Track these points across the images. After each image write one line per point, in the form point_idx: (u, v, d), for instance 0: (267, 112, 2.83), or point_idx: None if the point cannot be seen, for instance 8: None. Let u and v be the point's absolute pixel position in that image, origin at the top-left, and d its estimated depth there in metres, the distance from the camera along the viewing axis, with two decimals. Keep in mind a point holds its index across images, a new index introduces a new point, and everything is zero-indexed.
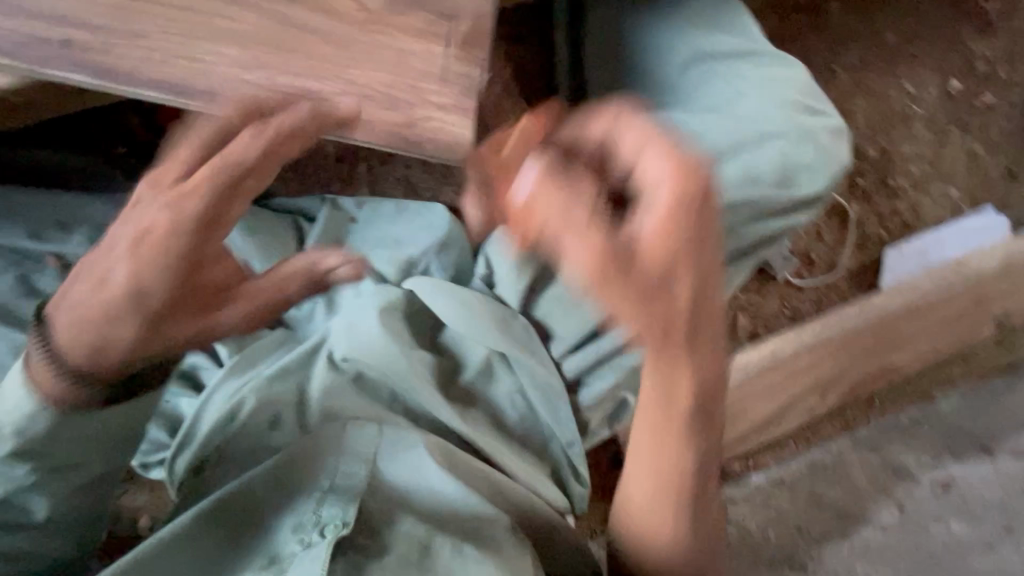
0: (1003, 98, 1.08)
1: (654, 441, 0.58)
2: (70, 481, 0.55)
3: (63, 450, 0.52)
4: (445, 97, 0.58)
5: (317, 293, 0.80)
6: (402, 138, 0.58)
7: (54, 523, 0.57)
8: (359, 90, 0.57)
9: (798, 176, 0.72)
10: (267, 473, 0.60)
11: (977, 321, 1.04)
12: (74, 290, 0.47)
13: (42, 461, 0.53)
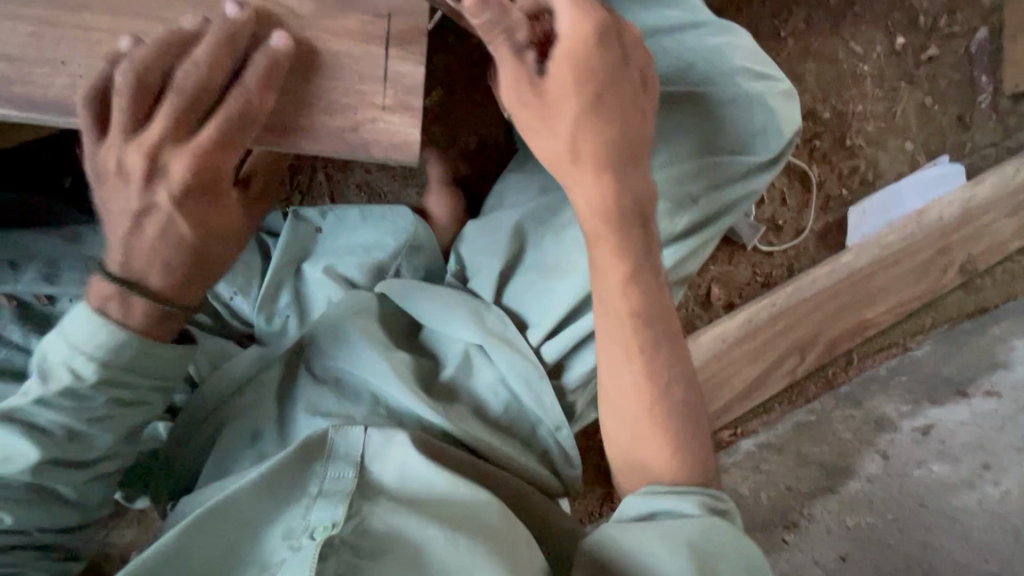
0: (946, 50, 1.10)
1: (619, 344, 0.61)
2: (135, 417, 0.61)
3: (134, 383, 0.59)
4: (383, 98, 0.58)
5: (289, 305, 0.79)
6: (346, 143, 0.58)
7: (103, 464, 0.62)
8: (301, 99, 0.57)
9: (750, 140, 0.74)
10: (253, 484, 0.57)
11: (943, 267, 1.08)
12: (139, 237, 0.57)
13: (112, 395, 0.58)
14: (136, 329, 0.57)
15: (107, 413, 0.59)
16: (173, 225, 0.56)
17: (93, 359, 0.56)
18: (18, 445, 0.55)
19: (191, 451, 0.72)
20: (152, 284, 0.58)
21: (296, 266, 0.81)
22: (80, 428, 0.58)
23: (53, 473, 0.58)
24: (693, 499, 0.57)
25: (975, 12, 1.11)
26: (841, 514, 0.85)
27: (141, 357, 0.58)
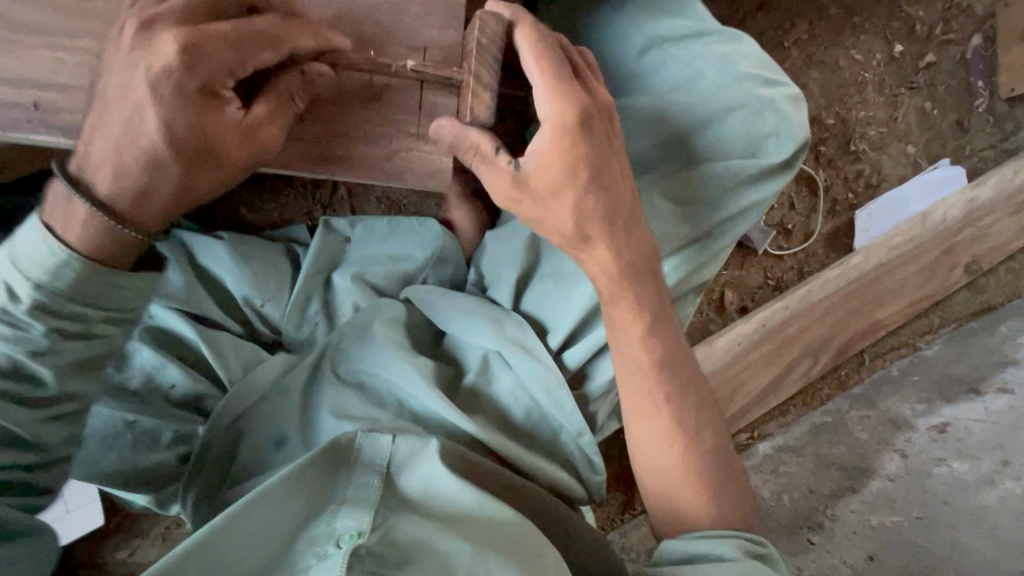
0: (942, 58, 1.13)
1: (637, 394, 0.62)
2: (92, 351, 0.53)
3: (84, 312, 0.51)
4: (418, 127, 0.61)
5: (319, 314, 0.80)
6: (380, 170, 0.61)
7: (58, 407, 0.53)
8: (341, 129, 0.60)
9: (762, 144, 0.74)
10: (282, 483, 0.56)
11: (949, 268, 1.10)
12: (116, 132, 0.50)
13: (55, 320, 0.50)
14: (83, 253, 0.50)
15: (47, 346, 0.50)
16: (166, 121, 0.49)
17: (33, 281, 0.49)
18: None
19: (218, 457, 0.72)
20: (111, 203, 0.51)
21: (324, 276, 0.81)
22: (18, 359, 0.50)
23: (3, 408, 0.50)
24: (732, 543, 0.58)
25: (969, 20, 1.14)
26: (864, 514, 0.86)
27: (93, 287, 0.51)
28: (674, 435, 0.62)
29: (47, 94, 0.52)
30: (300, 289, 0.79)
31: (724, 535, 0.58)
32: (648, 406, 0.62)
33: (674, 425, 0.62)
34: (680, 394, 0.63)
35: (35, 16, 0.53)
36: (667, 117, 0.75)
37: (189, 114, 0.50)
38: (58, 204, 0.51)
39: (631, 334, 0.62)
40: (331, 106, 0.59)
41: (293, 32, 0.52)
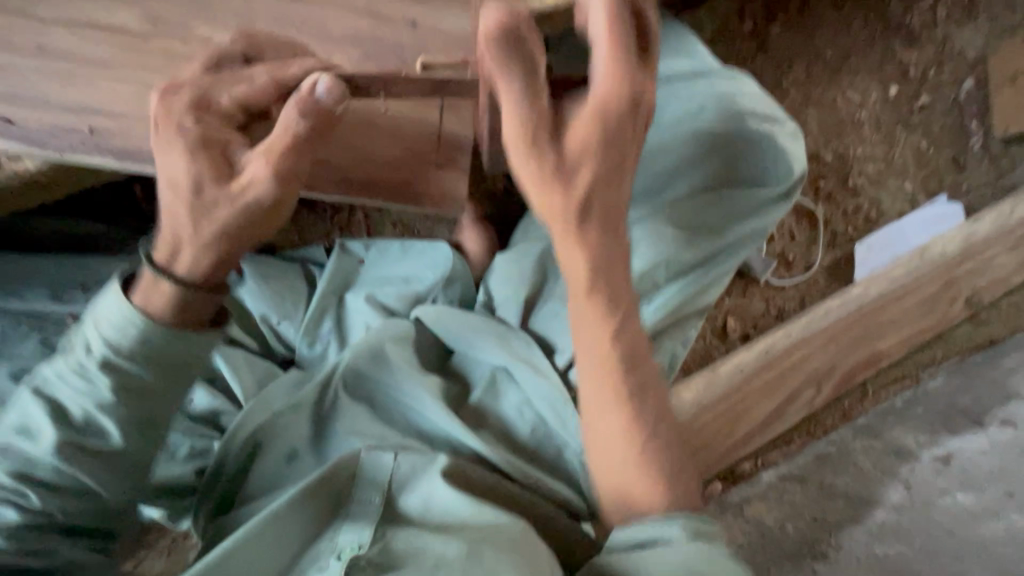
0: (937, 98, 1.16)
1: (597, 382, 0.62)
2: (151, 409, 0.56)
3: (148, 372, 0.54)
4: (438, 157, 0.65)
5: (330, 332, 0.82)
6: (398, 195, 0.64)
7: (119, 458, 0.56)
8: (365, 157, 0.64)
9: (761, 175, 0.78)
10: (288, 502, 0.60)
11: (950, 301, 1.11)
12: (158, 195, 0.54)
13: (124, 378, 0.54)
14: (157, 317, 0.53)
15: (114, 400, 0.54)
16: (173, 171, 0.52)
17: (109, 342, 0.53)
18: (43, 421, 0.54)
19: (231, 475, 0.72)
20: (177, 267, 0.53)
21: (339, 295, 0.85)
22: (91, 411, 0.54)
23: (77, 458, 0.54)
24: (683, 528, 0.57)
25: (962, 63, 1.16)
26: (870, 544, 0.87)
27: (161, 347, 0.54)
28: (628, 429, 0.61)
29: (91, 119, 0.57)
30: (315, 306, 0.82)
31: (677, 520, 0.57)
32: (606, 398, 0.61)
33: (632, 424, 0.61)
34: (636, 381, 0.62)
35: (85, 49, 0.57)
36: (670, 151, 0.79)
37: (177, 153, 0.52)
38: (145, 277, 0.54)
39: (598, 333, 0.61)
40: (359, 137, 0.63)
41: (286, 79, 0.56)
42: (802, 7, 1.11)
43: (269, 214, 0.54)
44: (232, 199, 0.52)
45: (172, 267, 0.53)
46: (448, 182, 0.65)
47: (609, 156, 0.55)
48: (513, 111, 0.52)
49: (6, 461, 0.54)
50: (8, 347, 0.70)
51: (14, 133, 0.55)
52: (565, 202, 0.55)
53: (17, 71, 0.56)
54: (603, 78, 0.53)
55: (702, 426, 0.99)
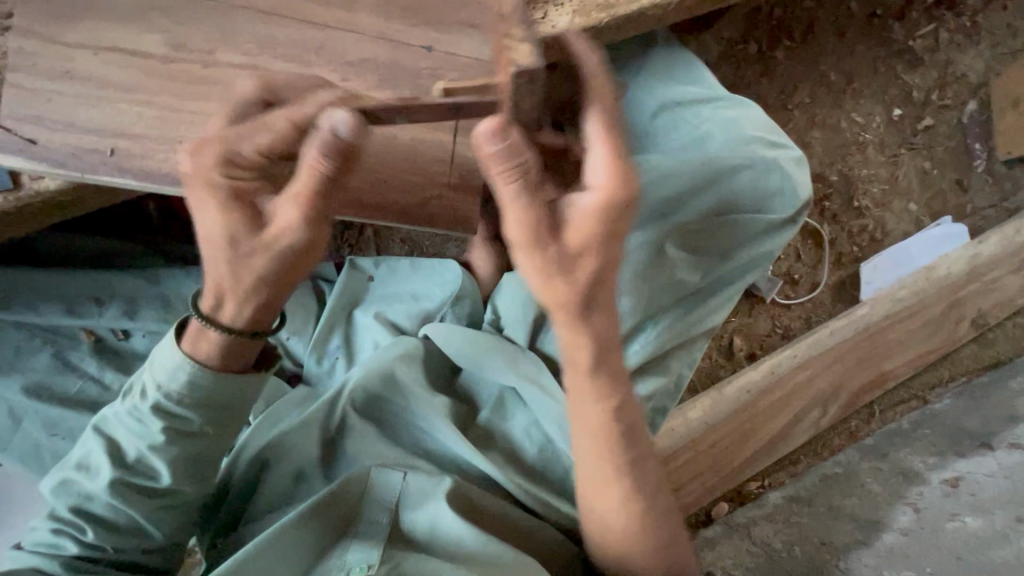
0: (941, 121, 1.17)
1: (596, 445, 0.61)
2: (197, 447, 0.60)
3: (194, 415, 0.59)
4: (449, 177, 0.65)
5: (339, 348, 0.82)
6: (410, 215, 0.64)
7: (169, 495, 0.61)
8: (377, 176, 0.63)
9: (768, 200, 0.79)
10: (294, 521, 0.61)
11: (955, 321, 1.11)
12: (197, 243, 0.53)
13: (174, 421, 0.58)
14: (207, 363, 0.57)
15: (164, 440, 0.59)
16: (208, 226, 0.51)
17: (161, 387, 0.57)
18: (101, 462, 0.59)
19: (237, 493, 0.71)
20: (227, 318, 0.56)
21: (347, 311, 0.85)
22: (144, 452, 0.59)
23: (127, 494, 0.59)
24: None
25: (965, 86, 1.17)
26: (878, 567, 0.83)
27: (209, 390, 0.58)
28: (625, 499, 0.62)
29: (108, 140, 0.57)
30: (324, 323, 0.83)
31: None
32: (603, 471, 0.62)
33: (628, 496, 0.62)
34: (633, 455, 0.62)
35: (111, 74, 0.57)
36: (684, 172, 0.76)
37: (214, 209, 0.50)
38: (193, 332, 0.58)
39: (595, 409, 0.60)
40: (374, 160, 0.63)
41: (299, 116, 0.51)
42: (806, 31, 1.12)
43: (303, 256, 0.53)
44: (267, 250, 0.51)
45: (216, 315, 0.56)
46: (460, 204, 0.65)
47: (610, 250, 0.49)
48: (511, 204, 0.45)
49: (67, 497, 0.60)
50: (24, 360, 0.72)
51: (37, 154, 0.56)
52: (561, 300, 0.50)
53: (44, 95, 0.56)
54: (606, 174, 0.47)
55: (708, 446, 0.99)
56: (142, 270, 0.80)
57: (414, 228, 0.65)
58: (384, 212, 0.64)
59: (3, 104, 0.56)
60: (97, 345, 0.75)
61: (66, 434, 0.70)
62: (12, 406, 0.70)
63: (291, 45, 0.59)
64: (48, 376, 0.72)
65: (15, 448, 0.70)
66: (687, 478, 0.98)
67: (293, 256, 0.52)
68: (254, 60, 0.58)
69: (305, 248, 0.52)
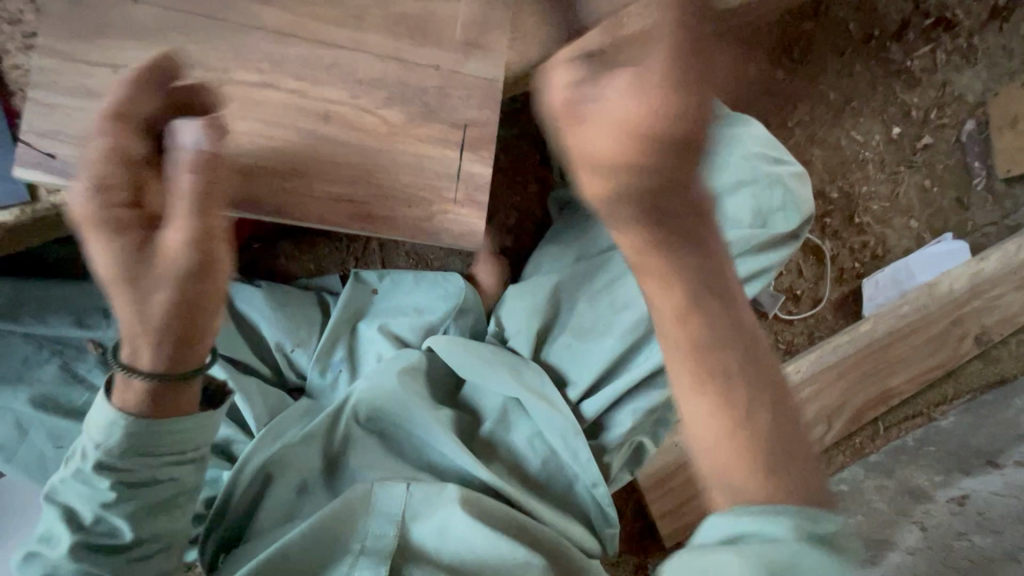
0: (939, 139, 1.18)
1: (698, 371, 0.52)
2: (155, 494, 0.57)
3: (141, 463, 0.55)
4: (455, 193, 0.61)
5: (342, 360, 0.83)
6: (419, 230, 0.61)
7: (133, 551, 0.57)
8: (384, 192, 0.60)
9: (770, 215, 0.79)
10: (302, 535, 0.61)
11: (958, 338, 1.11)
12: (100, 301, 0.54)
13: (118, 474, 0.55)
14: (137, 412, 0.54)
15: (114, 495, 0.55)
16: (102, 263, 0.51)
17: (101, 444, 0.54)
18: (56, 529, 0.56)
19: (237, 510, 0.70)
20: (145, 363, 0.54)
21: (351, 324, 0.85)
22: (97, 512, 0.56)
23: (91, 557, 0.56)
24: (789, 521, 0.45)
25: (962, 105, 1.18)
26: None
27: (147, 437, 0.55)
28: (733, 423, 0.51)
29: None
30: (327, 334, 0.83)
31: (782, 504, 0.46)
32: (689, 386, 0.52)
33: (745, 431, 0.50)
34: (728, 371, 0.52)
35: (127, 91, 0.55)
36: None
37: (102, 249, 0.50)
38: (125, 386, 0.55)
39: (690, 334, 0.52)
40: (380, 172, 0.60)
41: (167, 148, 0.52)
42: (806, 52, 1.14)
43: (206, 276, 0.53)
44: (164, 274, 0.51)
45: (136, 362, 0.54)
46: (464, 219, 0.62)
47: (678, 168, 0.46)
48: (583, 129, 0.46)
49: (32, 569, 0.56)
50: (31, 371, 0.73)
51: (56, 168, 0.54)
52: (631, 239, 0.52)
53: (63, 110, 0.55)
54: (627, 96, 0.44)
55: None
56: None
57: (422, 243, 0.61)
58: (390, 217, 0.60)
59: (24, 117, 0.55)
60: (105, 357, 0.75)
61: (70, 446, 0.70)
62: (18, 417, 0.70)
63: (301, 65, 0.59)
64: (55, 387, 0.72)
65: (20, 459, 0.69)
66: (692, 495, 0.97)
67: (192, 275, 0.52)
68: (267, 78, 0.58)
69: (204, 264, 0.52)
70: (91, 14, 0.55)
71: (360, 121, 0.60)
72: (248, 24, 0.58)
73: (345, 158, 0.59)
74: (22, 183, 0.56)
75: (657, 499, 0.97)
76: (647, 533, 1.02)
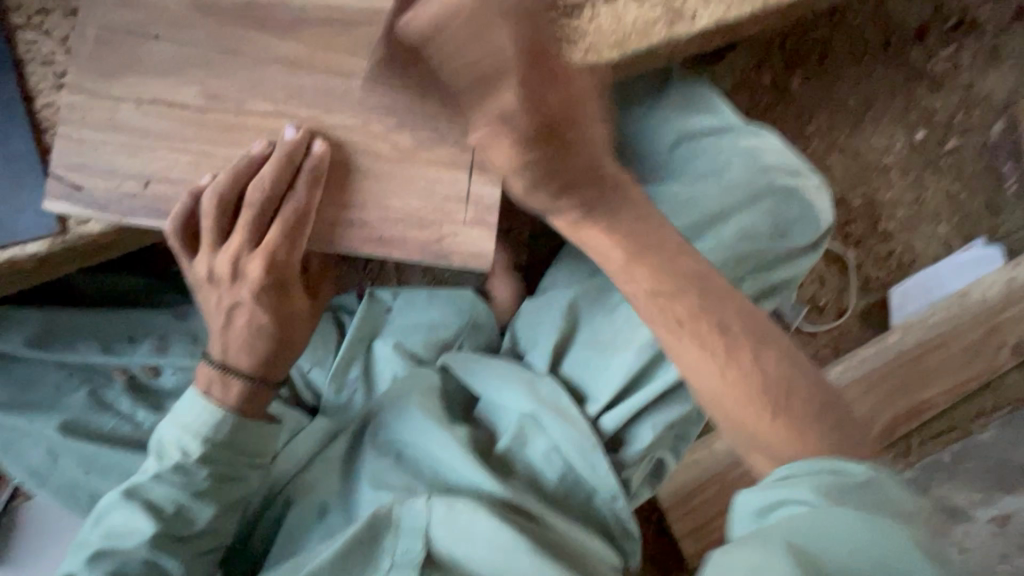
0: (966, 143, 1.15)
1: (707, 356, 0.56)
2: (236, 490, 0.66)
3: (230, 458, 0.65)
4: (466, 215, 0.60)
5: (357, 379, 0.82)
6: (428, 251, 0.60)
7: (201, 542, 0.65)
8: (396, 216, 0.60)
9: (790, 226, 0.77)
10: (328, 563, 0.63)
11: (995, 347, 1.06)
12: (226, 317, 0.63)
13: (215, 467, 0.64)
14: (232, 409, 0.64)
15: (209, 486, 0.64)
16: (259, 306, 0.63)
17: (199, 437, 0.63)
18: (139, 519, 0.62)
19: (268, 525, 0.73)
20: (272, 375, 0.67)
21: (367, 343, 0.85)
22: (183, 502, 0.63)
23: (167, 544, 0.63)
24: (809, 484, 0.48)
25: (989, 107, 1.15)
26: None
27: (238, 434, 0.65)
28: (741, 377, 0.55)
29: (142, 185, 0.57)
30: (343, 354, 0.82)
31: (805, 469, 0.49)
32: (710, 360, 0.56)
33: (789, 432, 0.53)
34: (730, 330, 0.56)
35: (150, 124, 0.58)
36: (699, 205, 0.76)
37: (264, 299, 0.63)
38: (209, 386, 0.65)
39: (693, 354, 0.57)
40: (389, 195, 0.60)
41: (315, 193, 0.58)
42: (823, 57, 1.12)
43: (295, 323, 0.67)
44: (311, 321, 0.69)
45: (230, 367, 0.65)
46: (476, 240, 0.61)
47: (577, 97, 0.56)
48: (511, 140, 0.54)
49: (100, 565, 0.61)
50: (62, 396, 0.75)
51: (83, 200, 0.57)
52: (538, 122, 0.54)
53: (89, 145, 0.57)
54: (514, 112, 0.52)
55: (736, 481, 0.95)
56: (173, 307, 0.84)
57: (435, 264, 0.60)
58: (401, 238, 0.60)
59: (54, 153, 0.57)
60: (132, 381, 0.77)
61: (100, 469, 0.72)
62: (49, 443, 0.72)
63: (316, 93, 0.59)
64: (86, 410, 0.74)
65: (51, 484, 0.72)
66: (714, 515, 0.94)
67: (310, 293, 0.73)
68: (281, 107, 0.59)
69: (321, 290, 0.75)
70: (118, 52, 0.58)
71: (374, 147, 0.60)
72: (263, 56, 0.59)
73: (356, 182, 0.59)
74: (51, 216, 0.58)
75: (678, 518, 0.94)
76: (670, 553, 1.00)
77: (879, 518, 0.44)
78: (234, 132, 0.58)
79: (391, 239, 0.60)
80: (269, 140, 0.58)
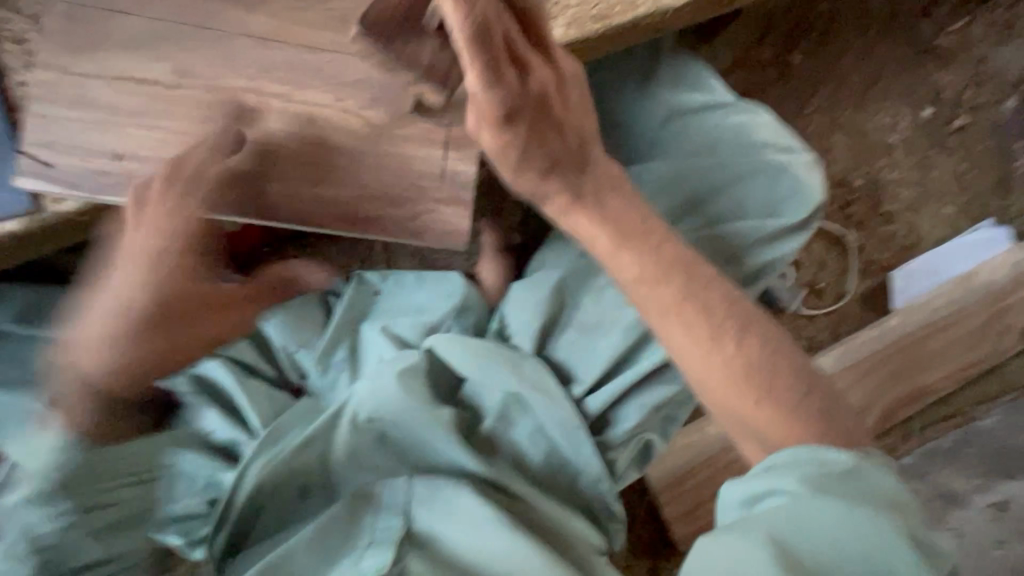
0: (976, 120, 1.11)
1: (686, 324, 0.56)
2: (120, 510, 0.63)
3: (93, 480, 0.61)
4: (442, 192, 0.60)
5: (344, 361, 0.81)
6: (403, 229, 0.60)
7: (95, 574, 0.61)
8: (371, 193, 0.59)
9: (781, 205, 0.74)
10: (309, 539, 0.64)
11: (1000, 333, 1.03)
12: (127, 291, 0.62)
13: (77, 493, 0.60)
14: None
15: (83, 511, 0.60)
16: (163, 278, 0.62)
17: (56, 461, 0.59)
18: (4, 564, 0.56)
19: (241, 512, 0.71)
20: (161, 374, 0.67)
21: (353, 325, 0.84)
22: (61, 531, 0.59)
23: None
24: (797, 474, 0.48)
25: (1002, 83, 1.10)
26: None
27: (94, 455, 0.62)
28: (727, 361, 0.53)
29: (116, 164, 0.57)
30: (330, 335, 0.82)
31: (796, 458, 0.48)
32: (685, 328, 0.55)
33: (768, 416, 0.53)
34: (714, 315, 0.56)
35: (122, 101, 0.57)
36: (688, 182, 0.75)
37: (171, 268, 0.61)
38: None
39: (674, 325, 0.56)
40: (363, 170, 0.59)
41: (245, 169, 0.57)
42: (825, 32, 1.08)
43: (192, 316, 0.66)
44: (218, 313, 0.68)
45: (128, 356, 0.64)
46: (452, 218, 0.60)
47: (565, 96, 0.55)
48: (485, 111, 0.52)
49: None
50: None
51: (55, 177, 0.57)
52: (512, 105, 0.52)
53: (61, 122, 0.57)
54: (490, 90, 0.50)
55: (730, 465, 0.94)
56: None
57: (411, 242, 0.60)
58: (375, 215, 0.59)
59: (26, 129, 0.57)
60: None
61: None
62: None
63: (289, 69, 0.58)
64: None
65: None
66: (705, 498, 0.94)
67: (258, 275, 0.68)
68: (253, 84, 0.58)
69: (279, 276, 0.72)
70: (89, 28, 0.57)
71: (349, 123, 0.59)
72: (234, 31, 0.58)
73: (329, 158, 0.59)
74: (24, 192, 0.58)
75: (669, 501, 0.94)
76: (661, 536, 0.99)
77: (858, 509, 0.45)
78: (207, 109, 0.58)
79: (365, 216, 0.59)
80: (242, 118, 0.58)
